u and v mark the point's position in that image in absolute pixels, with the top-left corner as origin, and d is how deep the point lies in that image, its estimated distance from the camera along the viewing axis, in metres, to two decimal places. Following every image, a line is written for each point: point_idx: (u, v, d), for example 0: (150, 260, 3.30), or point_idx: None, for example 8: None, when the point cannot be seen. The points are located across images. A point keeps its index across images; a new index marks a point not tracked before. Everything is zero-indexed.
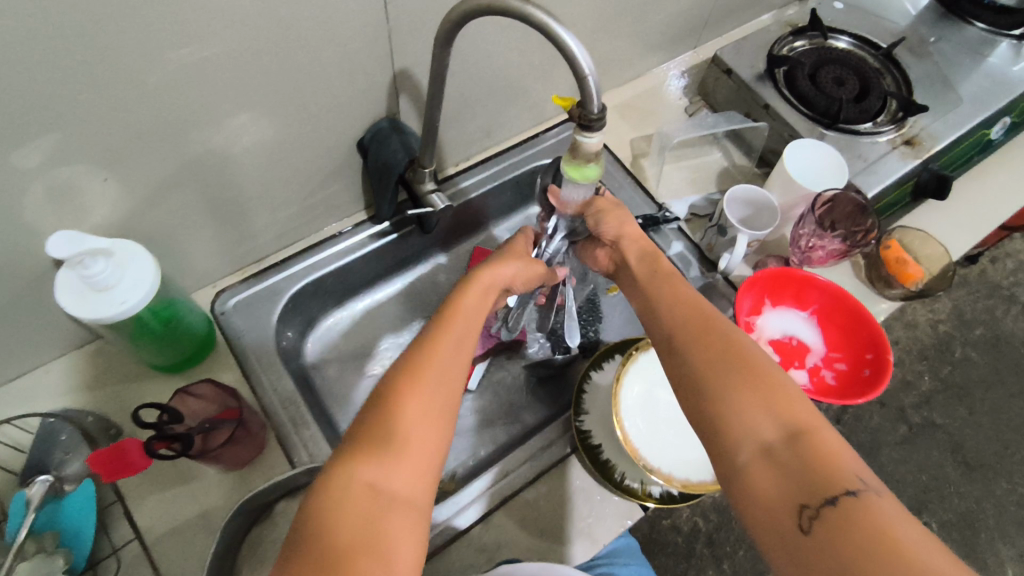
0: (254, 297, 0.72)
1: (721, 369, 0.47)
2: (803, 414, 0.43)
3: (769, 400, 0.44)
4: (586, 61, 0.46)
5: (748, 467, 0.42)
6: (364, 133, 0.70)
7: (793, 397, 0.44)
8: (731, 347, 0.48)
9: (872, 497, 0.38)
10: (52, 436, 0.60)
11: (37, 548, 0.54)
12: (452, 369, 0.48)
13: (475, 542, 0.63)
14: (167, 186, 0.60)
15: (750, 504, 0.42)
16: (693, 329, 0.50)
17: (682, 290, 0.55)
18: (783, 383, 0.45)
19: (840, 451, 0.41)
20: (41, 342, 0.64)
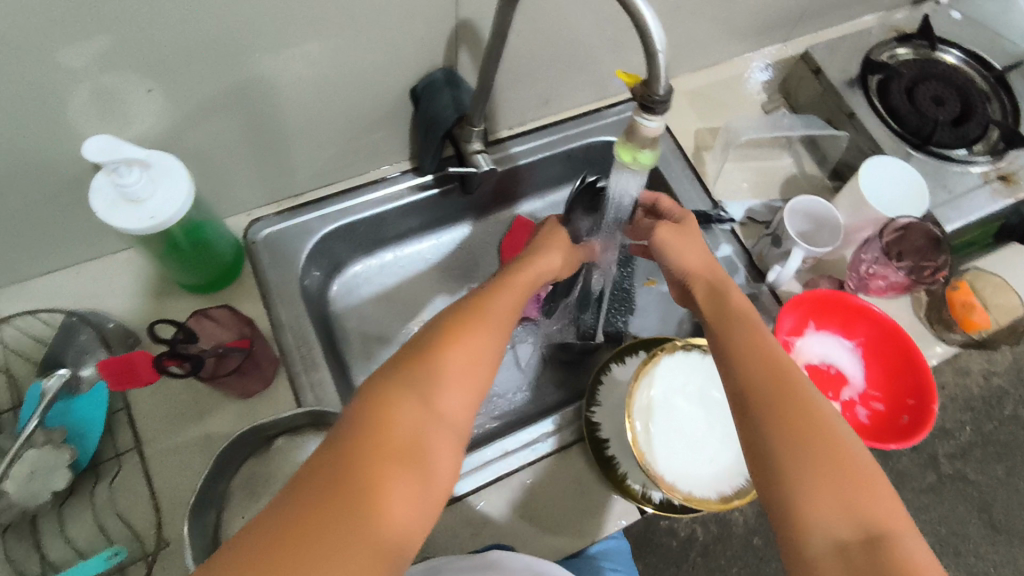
0: (287, 232, 0.72)
1: (794, 439, 0.42)
2: (885, 515, 0.39)
3: (851, 494, 0.39)
4: (660, 37, 0.42)
5: (816, 561, 0.38)
6: (418, 81, 0.67)
7: (877, 492, 0.40)
8: (811, 415, 0.43)
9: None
10: (72, 334, 0.61)
11: (45, 439, 0.56)
12: (479, 357, 0.45)
13: (465, 514, 0.63)
14: (211, 107, 0.59)
15: None
16: (768, 381, 0.45)
17: (757, 328, 0.49)
18: (867, 470, 0.41)
19: (924, 566, 0.37)
20: (74, 242, 0.65)
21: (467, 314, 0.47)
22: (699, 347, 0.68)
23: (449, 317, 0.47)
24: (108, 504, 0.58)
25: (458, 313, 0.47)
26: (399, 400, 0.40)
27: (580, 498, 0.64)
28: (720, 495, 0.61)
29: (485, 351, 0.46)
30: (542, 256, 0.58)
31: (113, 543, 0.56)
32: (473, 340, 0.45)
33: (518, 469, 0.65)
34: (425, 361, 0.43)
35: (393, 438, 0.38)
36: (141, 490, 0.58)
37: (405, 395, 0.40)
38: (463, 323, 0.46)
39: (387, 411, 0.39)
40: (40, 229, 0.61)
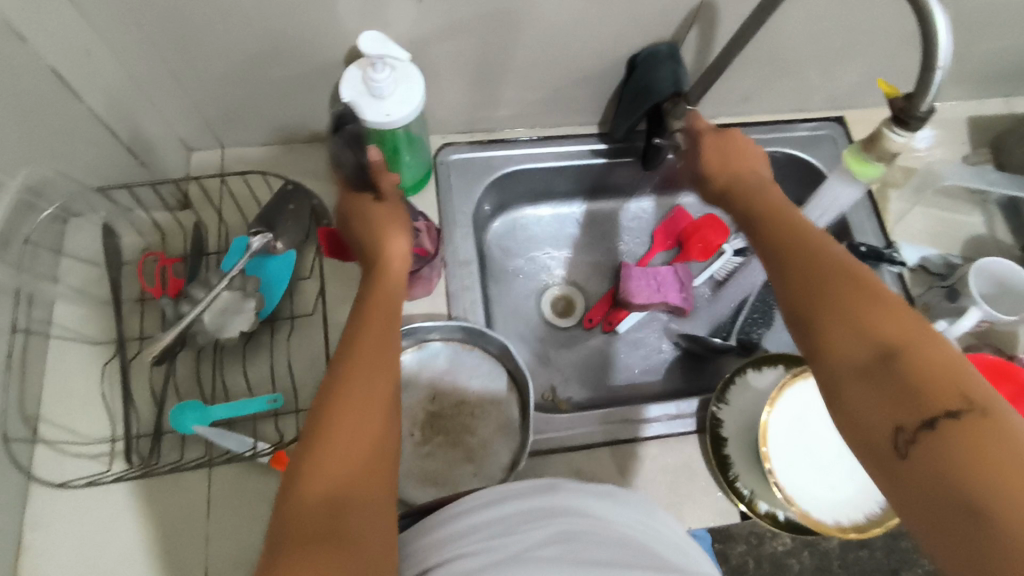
0: (472, 162, 0.77)
1: (814, 286, 0.40)
2: (907, 334, 0.36)
3: (867, 322, 0.37)
4: (945, 55, 0.42)
5: (841, 386, 0.37)
6: (641, 50, 0.69)
7: (895, 313, 0.37)
8: (829, 266, 0.41)
9: (988, 425, 0.32)
10: (283, 203, 0.68)
11: (240, 285, 0.63)
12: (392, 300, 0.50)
13: (574, 463, 0.65)
14: (456, 30, 0.63)
15: (847, 423, 0.37)
16: (793, 252, 0.43)
17: (782, 211, 0.48)
18: (886, 297, 0.38)
19: (955, 364, 0.35)
20: (300, 122, 0.72)
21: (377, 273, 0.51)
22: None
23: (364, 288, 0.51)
24: (278, 356, 0.64)
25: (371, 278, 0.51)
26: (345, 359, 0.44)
27: (687, 485, 0.65)
28: (836, 523, 0.61)
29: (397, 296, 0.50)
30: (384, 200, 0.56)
31: (275, 390, 0.63)
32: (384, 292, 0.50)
33: (634, 438, 0.67)
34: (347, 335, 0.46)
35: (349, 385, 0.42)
36: (305, 353, 0.65)
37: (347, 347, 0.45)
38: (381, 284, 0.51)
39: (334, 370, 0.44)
40: (280, 103, 0.69)
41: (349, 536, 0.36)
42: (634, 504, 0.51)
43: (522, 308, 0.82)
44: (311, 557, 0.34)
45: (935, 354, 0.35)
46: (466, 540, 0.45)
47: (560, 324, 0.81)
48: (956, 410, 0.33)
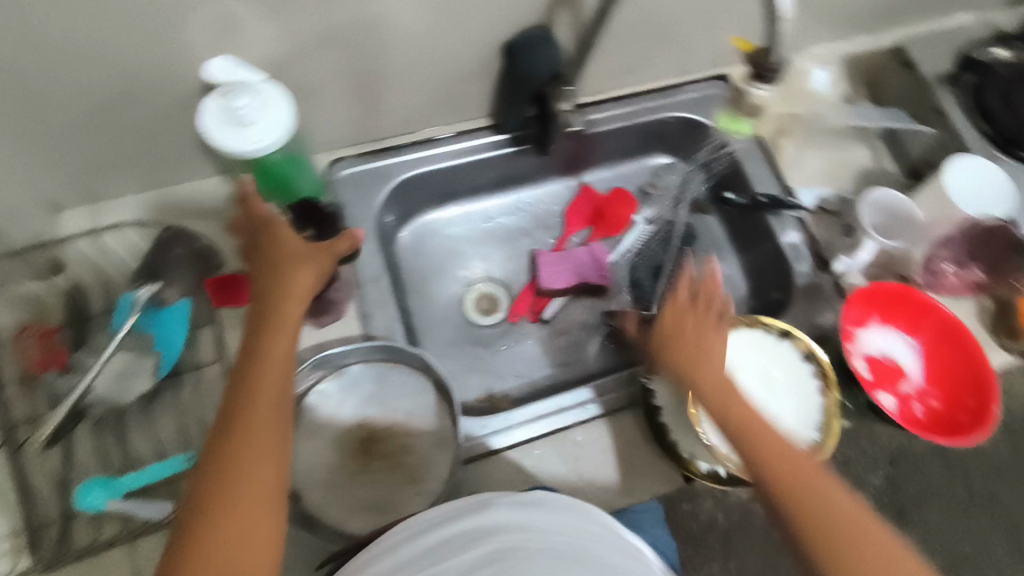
0: (367, 174, 0.75)
1: (772, 474, 0.51)
2: (851, 534, 0.48)
3: (828, 514, 0.48)
4: (788, 2, 0.43)
5: (823, 549, 0.47)
6: (516, 35, 0.67)
7: (822, 487, 0.50)
8: (773, 449, 0.52)
9: (864, 525, 0.48)
10: (166, 249, 0.64)
11: (134, 344, 0.60)
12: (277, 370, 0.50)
13: (516, 461, 0.65)
14: (316, 44, 0.61)
15: (803, 533, 0.49)
16: (741, 439, 0.54)
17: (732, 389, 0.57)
18: (829, 488, 0.50)
19: (873, 527, 0.48)
20: (172, 163, 0.68)
21: (262, 336, 0.51)
22: (766, 326, 0.69)
23: (248, 351, 0.51)
24: (190, 409, 0.61)
25: (254, 339, 0.51)
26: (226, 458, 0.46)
27: (629, 460, 0.66)
28: None
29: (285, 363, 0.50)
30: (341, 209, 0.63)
31: (190, 447, 0.59)
32: (269, 364, 0.50)
33: (570, 424, 0.67)
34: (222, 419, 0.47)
35: (222, 495, 0.45)
36: (218, 401, 0.61)
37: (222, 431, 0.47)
38: (258, 351, 0.51)
39: (209, 459, 0.46)
40: (145, 147, 0.65)
41: None
42: (562, 506, 0.50)
43: (445, 315, 0.80)
44: None
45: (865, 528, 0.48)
46: (406, 548, 0.48)
47: (484, 322, 0.80)
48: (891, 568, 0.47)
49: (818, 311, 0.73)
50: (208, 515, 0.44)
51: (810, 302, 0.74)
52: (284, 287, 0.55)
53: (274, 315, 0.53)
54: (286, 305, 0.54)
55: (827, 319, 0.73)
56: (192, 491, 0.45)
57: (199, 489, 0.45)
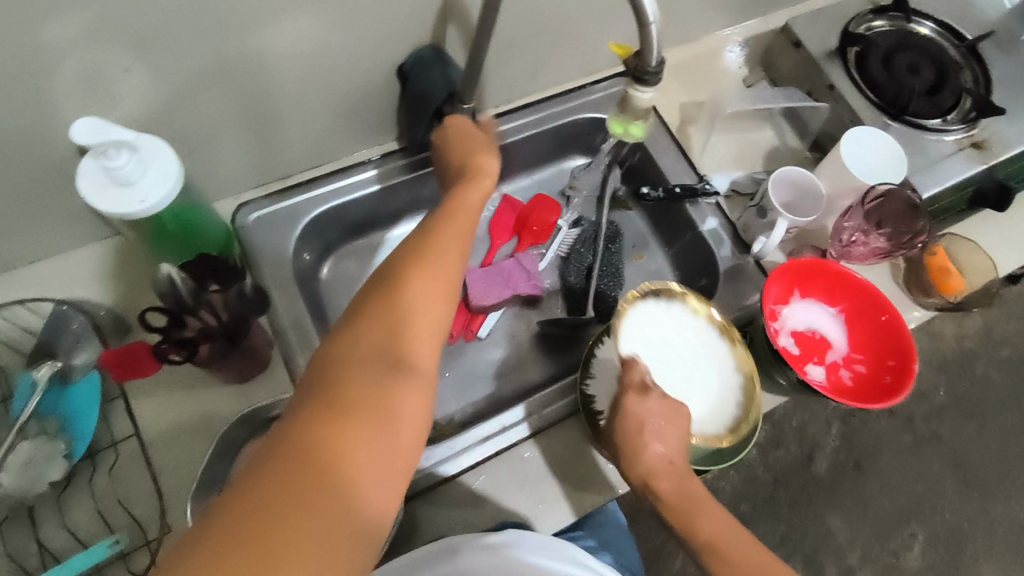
0: (275, 216, 0.72)
1: (684, 522, 0.58)
2: (746, 575, 0.56)
3: (728, 556, 0.56)
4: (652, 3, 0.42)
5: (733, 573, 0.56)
6: (407, 58, 0.67)
7: None
8: (678, 488, 0.58)
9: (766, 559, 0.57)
10: (63, 324, 0.60)
11: (39, 430, 0.56)
12: (422, 330, 0.43)
13: (466, 487, 0.64)
14: (198, 88, 0.59)
15: None
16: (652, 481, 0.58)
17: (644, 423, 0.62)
18: (721, 532, 0.57)
19: None
20: (60, 230, 0.64)
21: (400, 281, 0.45)
22: (670, 293, 0.69)
23: (366, 299, 0.44)
24: (112, 488, 0.57)
25: (385, 285, 0.45)
26: (338, 407, 0.38)
27: (582, 468, 0.66)
28: (725, 427, 0.65)
29: (426, 325, 0.44)
30: (484, 168, 0.60)
31: (116, 530, 0.56)
32: (401, 312, 0.43)
33: (516, 442, 0.66)
34: (336, 364, 0.40)
35: (337, 447, 0.36)
36: (140, 472, 0.58)
37: (340, 373, 0.39)
38: (410, 313, 0.43)
39: (315, 406, 0.38)
40: (26, 218, 0.60)
41: None
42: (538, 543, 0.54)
43: None
44: None
45: (758, 561, 0.57)
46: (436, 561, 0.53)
47: None
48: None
49: (744, 293, 0.75)
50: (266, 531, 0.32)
51: (735, 285, 0.75)
52: (444, 248, 0.49)
53: (407, 300, 0.44)
54: (442, 257, 0.48)
55: (754, 299, 0.75)
56: (248, 497, 0.33)
57: (309, 431, 0.36)
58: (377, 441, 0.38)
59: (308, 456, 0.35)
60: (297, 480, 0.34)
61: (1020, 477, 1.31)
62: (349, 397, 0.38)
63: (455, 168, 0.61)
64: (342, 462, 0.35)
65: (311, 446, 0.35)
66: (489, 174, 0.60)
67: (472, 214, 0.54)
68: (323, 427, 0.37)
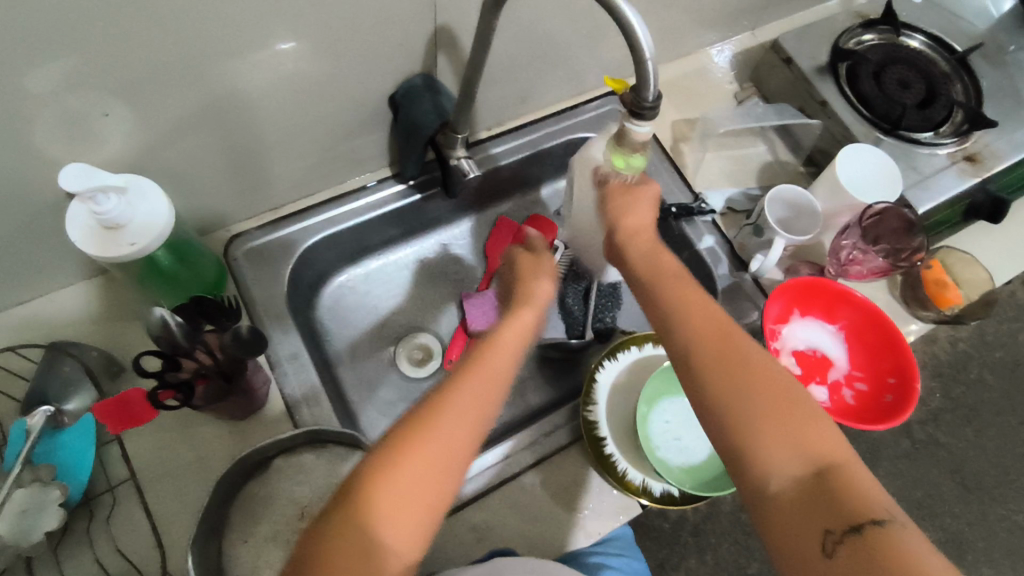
0: (268, 248, 0.71)
1: (710, 361, 0.46)
2: (770, 380, 0.45)
3: (747, 388, 0.45)
4: (641, 31, 0.42)
5: (744, 432, 0.43)
6: (397, 89, 0.67)
7: (799, 407, 0.44)
8: (700, 330, 0.48)
9: (791, 438, 0.43)
10: (55, 366, 0.59)
11: (34, 477, 0.54)
12: (448, 470, 0.42)
13: (468, 520, 0.63)
14: (186, 125, 0.58)
15: (763, 405, 0.44)
16: (672, 318, 0.49)
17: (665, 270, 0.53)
18: (750, 354, 0.47)
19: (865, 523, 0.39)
20: (49, 269, 0.63)
21: (439, 405, 0.44)
22: None
23: (410, 421, 0.43)
24: (108, 536, 0.56)
25: (425, 406, 0.44)
26: (341, 560, 0.38)
27: (584, 496, 0.65)
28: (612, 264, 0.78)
29: (453, 464, 0.43)
30: (540, 283, 0.55)
31: None
32: (433, 449, 0.42)
33: (517, 472, 0.65)
34: (356, 515, 0.39)
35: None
36: (138, 517, 0.57)
37: (351, 525, 0.39)
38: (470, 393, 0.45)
39: (324, 556, 0.38)
40: (14, 260, 0.59)
41: None
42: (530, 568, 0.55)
43: (376, 373, 0.78)
44: None
45: (782, 385, 0.45)
46: None
47: (418, 374, 0.78)
48: (827, 472, 0.41)
49: (743, 311, 0.75)
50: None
51: (733, 303, 0.74)
52: (488, 369, 0.47)
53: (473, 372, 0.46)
54: (487, 380, 0.46)
55: (753, 317, 0.74)
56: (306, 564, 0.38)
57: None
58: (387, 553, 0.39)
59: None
60: None
61: (1017, 479, 1.31)
62: (351, 548, 0.39)
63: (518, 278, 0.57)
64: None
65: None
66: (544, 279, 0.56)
67: (529, 324, 0.52)
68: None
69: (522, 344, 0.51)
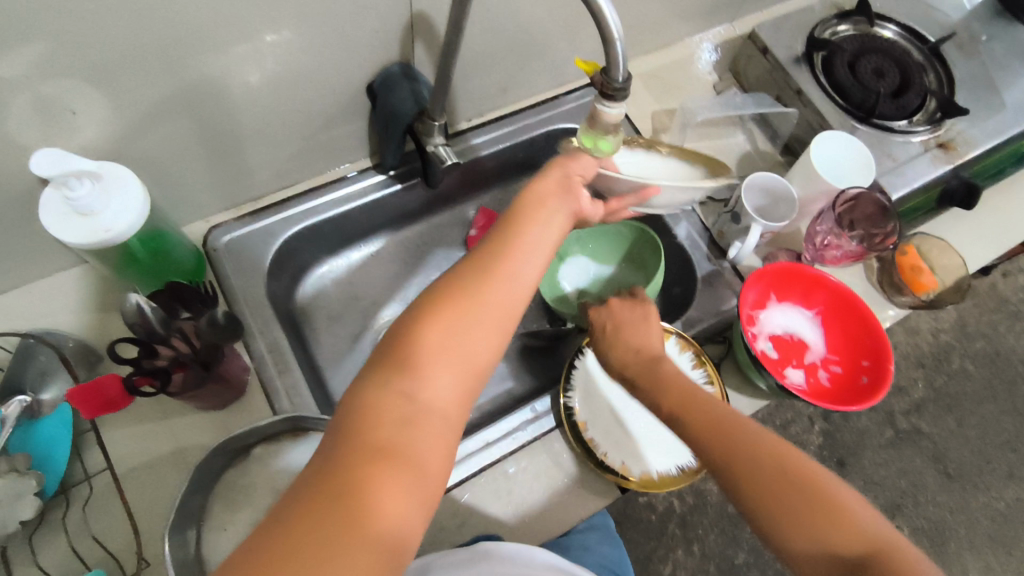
0: (247, 238, 0.71)
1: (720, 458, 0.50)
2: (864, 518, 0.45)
3: (826, 530, 0.45)
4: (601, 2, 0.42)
5: (786, 522, 0.46)
6: (375, 76, 0.68)
7: (808, 481, 0.47)
8: (722, 424, 0.51)
9: (802, 477, 0.47)
10: (29, 357, 0.58)
11: (8, 466, 0.54)
12: (461, 348, 0.42)
13: (450, 506, 0.63)
14: (161, 113, 0.58)
15: (771, 498, 0.47)
16: (700, 409, 0.53)
17: (722, 430, 0.51)
18: (799, 467, 0.48)
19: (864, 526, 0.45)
20: (24, 259, 0.62)
21: (446, 293, 0.43)
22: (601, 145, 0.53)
23: (422, 306, 0.43)
24: (82, 526, 0.56)
25: (438, 292, 0.43)
26: (379, 431, 0.38)
27: (564, 482, 0.65)
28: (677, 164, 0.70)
29: (472, 334, 0.42)
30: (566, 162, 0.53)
31: (89, 567, 0.54)
32: (448, 321, 0.42)
33: (498, 458, 0.65)
34: (378, 382, 0.39)
35: (376, 471, 0.36)
36: (114, 507, 0.57)
37: (385, 389, 0.39)
38: (482, 267, 0.44)
39: (362, 420, 0.38)
40: None
41: (343, 522, 0.33)
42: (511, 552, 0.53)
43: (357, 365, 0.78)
44: (308, 509, 0.33)
45: (776, 454, 0.49)
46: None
47: None
48: (872, 560, 0.43)
49: (720, 297, 0.75)
50: (357, 431, 0.37)
51: (711, 288, 0.76)
52: (505, 252, 0.46)
53: (492, 248, 0.46)
54: (497, 268, 0.45)
55: (730, 304, 0.75)
56: (342, 414, 0.39)
57: (345, 452, 0.36)
58: (412, 424, 0.38)
59: (347, 484, 0.35)
60: (335, 487, 0.34)
61: (999, 468, 1.33)
62: (391, 415, 0.38)
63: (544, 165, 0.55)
64: (390, 483, 0.36)
65: (366, 461, 0.36)
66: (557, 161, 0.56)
67: (559, 207, 0.50)
68: (370, 450, 0.37)
69: (543, 230, 0.48)
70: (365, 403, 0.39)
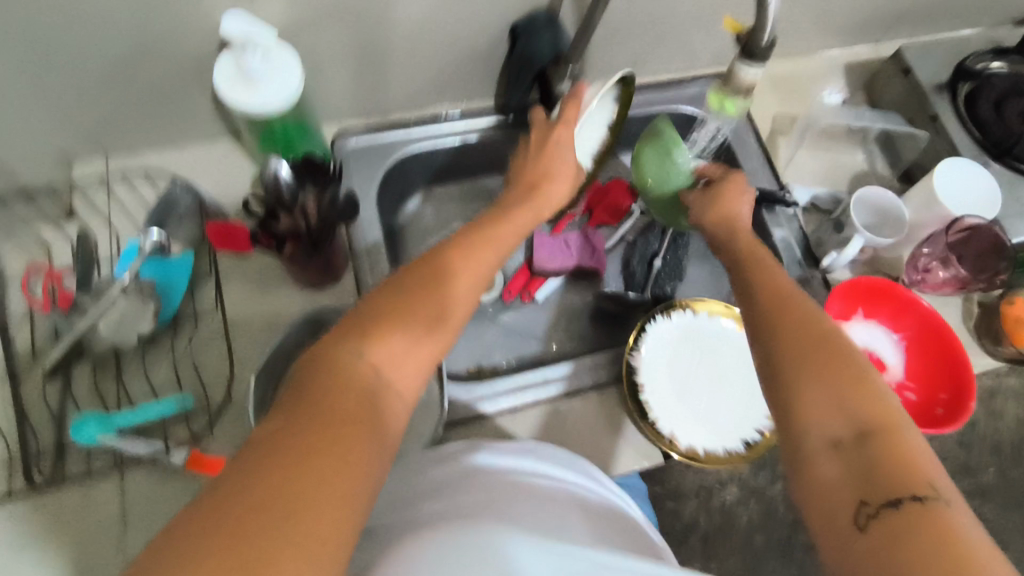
0: (370, 148, 0.77)
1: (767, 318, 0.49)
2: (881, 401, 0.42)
3: (845, 396, 0.42)
4: None
5: (802, 387, 0.44)
6: (519, 20, 0.71)
7: (841, 364, 0.44)
8: (781, 295, 0.51)
9: (836, 352, 0.45)
10: (172, 202, 0.66)
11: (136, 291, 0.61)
12: (426, 330, 0.44)
13: (499, 427, 0.66)
14: (329, 14, 0.64)
15: (794, 361, 0.45)
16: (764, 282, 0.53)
17: (779, 298, 0.50)
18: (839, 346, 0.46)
19: (881, 416, 0.41)
20: (185, 122, 0.71)
21: (413, 281, 0.46)
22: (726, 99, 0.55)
23: (385, 293, 0.45)
24: (185, 356, 0.63)
25: (405, 280, 0.46)
26: (343, 396, 0.38)
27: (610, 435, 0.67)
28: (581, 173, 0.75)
29: (438, 323, 0.45)
30: (549, 185, 0.62)
31: (182, 391, 0.61)
32: (416, 304, 0.45)
33: (553, 397, 0.68)
34: (345, 352, 0.40)
35: (338, 432, 0.36)
36: (214, 347, 0.64)
37: (352, 358, 0.40)
38: (447, 264, 0.48)
39: (316, 389, 0.38)
40: (164, 106, 0.68)
41: (307, 479, 0.33)
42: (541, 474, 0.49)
43: None
44: (269, 469, 0.33)
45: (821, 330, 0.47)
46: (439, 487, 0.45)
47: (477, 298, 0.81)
48: (880, 433, 0.40)
49: None
50: (318, 398, 0.37)
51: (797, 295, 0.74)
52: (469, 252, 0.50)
53: (462, 247, 0.51)
54: (462, 266, 0.49)
55: None
56: (298, 387, 0.38)
57: (310, 414, 0.36)
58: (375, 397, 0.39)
59: (315, 446, 0.34)
60: (300, 447, 0.34)
61: None
62: (354, 385, 0.39)
63: (522, 184, 0.63)
64: (353, 446, 0.36)
65: (333, 427, 0.36)
66: (567, 123, 0.64)
67: (523, 228, 0.57)
68: (333, 416, 0.37)
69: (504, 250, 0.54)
70: (329, 371, 0.39)
